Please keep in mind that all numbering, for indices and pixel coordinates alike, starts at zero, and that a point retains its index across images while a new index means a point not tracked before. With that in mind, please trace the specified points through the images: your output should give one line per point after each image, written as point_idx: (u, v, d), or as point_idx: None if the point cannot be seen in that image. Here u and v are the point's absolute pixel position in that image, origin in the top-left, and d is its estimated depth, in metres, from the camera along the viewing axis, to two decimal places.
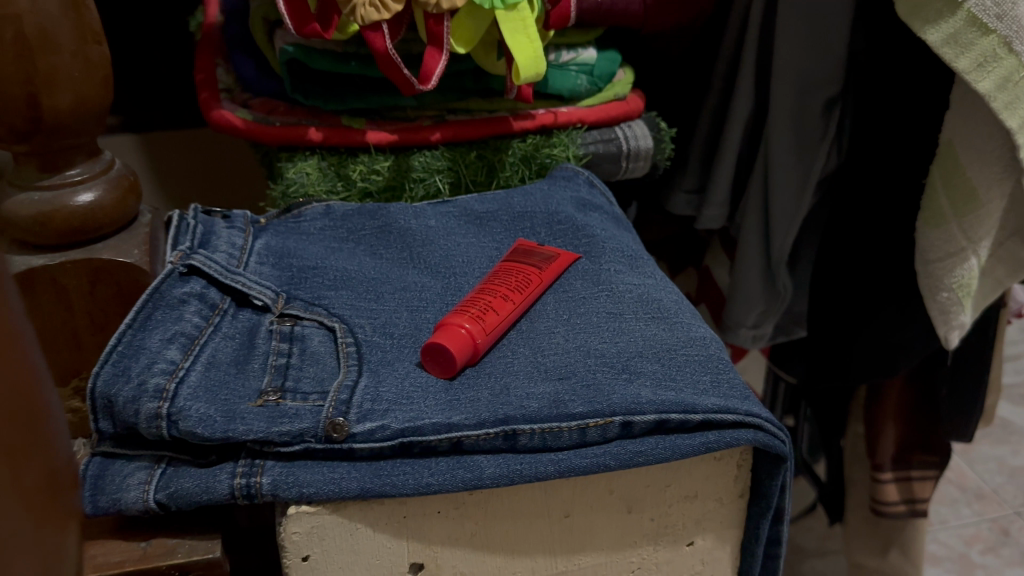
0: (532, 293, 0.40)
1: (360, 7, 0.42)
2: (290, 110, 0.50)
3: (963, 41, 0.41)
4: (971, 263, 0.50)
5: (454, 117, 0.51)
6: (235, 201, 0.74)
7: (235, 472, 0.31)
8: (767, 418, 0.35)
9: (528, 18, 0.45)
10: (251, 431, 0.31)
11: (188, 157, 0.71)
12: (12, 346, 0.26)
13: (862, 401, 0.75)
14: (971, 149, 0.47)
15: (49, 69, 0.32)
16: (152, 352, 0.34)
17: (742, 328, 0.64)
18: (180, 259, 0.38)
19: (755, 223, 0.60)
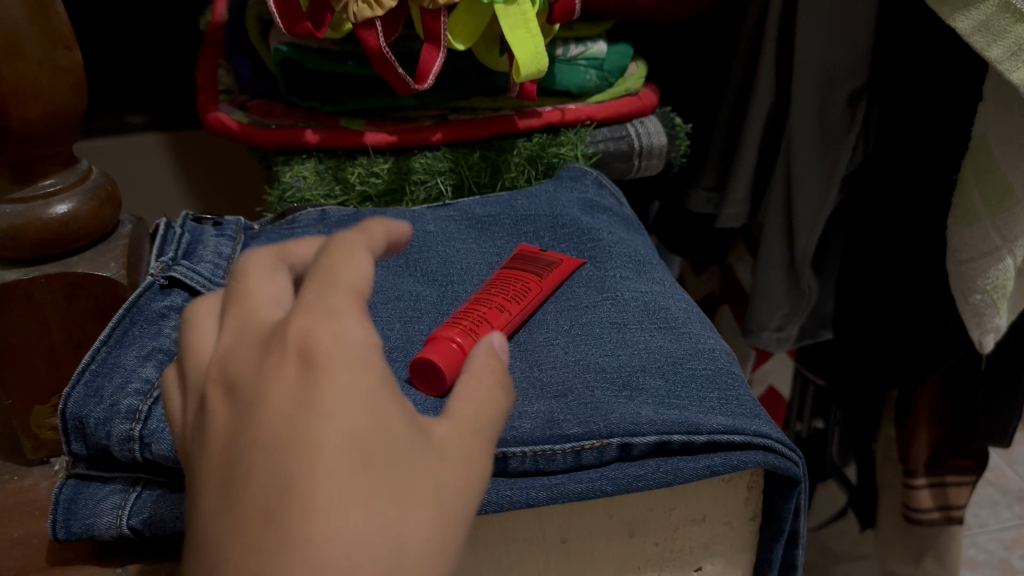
0: (530, 304, 0.38)
1: (353, 3, 0.40)
2: (286, 111, 0.49)
3: (995, 29, 0.39)
4: (1006, 263, 0.47)
5: (456, 116, 0.49)
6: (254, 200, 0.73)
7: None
8: (778, 439, 0.33)
9: (529, 12, 0.43)
10: None
11: (209, 157, 0.70)
12: None
13: (893, 404, 0.72)
14: (1006, 142, 0.44)
15: (15, 76, 0.30)
16: (126, 370, 0.32)
17: (765, 331, 0.62)
18: (161, 271, 0.36)
19: (776, 222, 0.57)
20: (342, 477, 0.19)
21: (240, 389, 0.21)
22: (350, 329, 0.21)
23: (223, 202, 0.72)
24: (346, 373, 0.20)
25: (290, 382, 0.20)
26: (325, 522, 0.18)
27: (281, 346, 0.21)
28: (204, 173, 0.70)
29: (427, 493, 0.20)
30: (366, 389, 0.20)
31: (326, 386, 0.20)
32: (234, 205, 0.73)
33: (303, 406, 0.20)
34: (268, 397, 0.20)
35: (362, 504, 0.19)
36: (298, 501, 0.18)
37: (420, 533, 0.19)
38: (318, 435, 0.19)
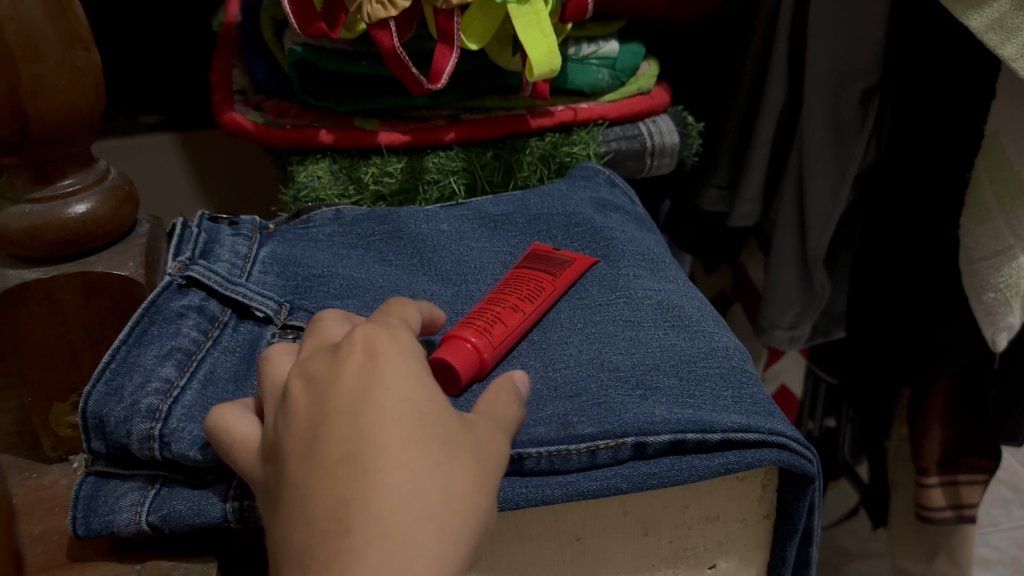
0: (542, 304, 0.38)
1: (367, 4, 0.41)
2: (301, 111, 0.49)
3: (1010, 26, 0.39)
4: (1020, 261, 0.47)
5: (469, 116, 0.49)
6: (266, 197, 0.74)
7: (228, 493, 0.31)
8: (792, 437, 0.33)
9: (542, 11, 0.43)
10: None
11: (221, 155, 0.71)
12: None
13: (906, 403, 0.72)
14: (1019, 140, 0.44)
15: (34, 78, 0.31)
16: (146, 369, 0.33)
17: (778, 330, 0.62)
18: (178, 271, 0.36)
19: (789, 221, 0.57)
20: (404, 429, 0.23)
21: (311, 379, 0.25)
22: (400, 337, 0.27)
23: (236, 199, 0.73)
24: (399, 360, 0.25)
25: (357, 367, 0.25)
26: (392, 461, 0.22)
27: (348, 346, 0.26)
28: (217, 172, 0.71)
29: (470, 450, 0.24)
30: (416, 373, 0.25)
31: (385, 369, 0.25)
32: (247, 201, 0.74)
33: (369, 381, 0.24)
34: (339, 376, 0.25)
35: (421, 453, 0.23)
36: (368, 447, 0.23)
37: (468, 478, 0.23)
38: (382, 399, 0.24)
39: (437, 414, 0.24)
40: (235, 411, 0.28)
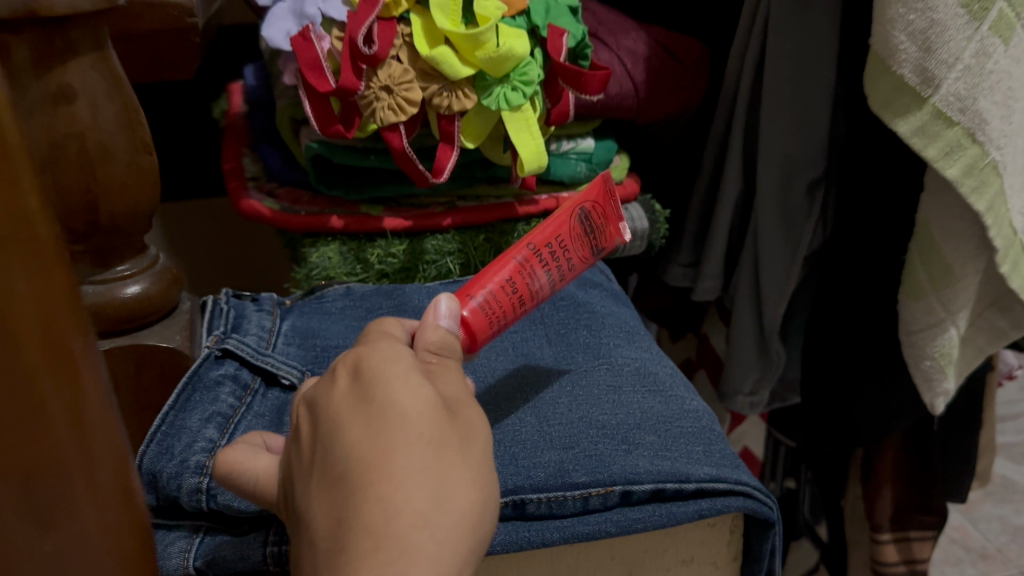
0: (545, 246, 0.39)
1: (380, 110, 0.47)
2: (313, 199, 0.54)
3: (931, 132, 0.46)
4: (951, 333, 0.54)
5: (463, 203, 0.55)
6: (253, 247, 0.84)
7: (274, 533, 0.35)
8: (755, 486, 0.38)
9: (531, 117, 0.49)
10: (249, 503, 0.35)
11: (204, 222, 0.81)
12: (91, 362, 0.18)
13: (858, 464, 0.78)
14: (945, 229, 0.51)
15: (107, 177, 0.36)
16: (193, 431, 0.37)
17: (739, 395, 0.68)
18: (215, 343, 0.41)
19: (747, 296, 0.64)
20: (386, 443, 0.27)
21: (314, 402, 0.31)
22: (382, 348, 0.31)
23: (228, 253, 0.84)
24: (380, 371, 0.30)
25: (344, 392, 0.30)
26: (375, 475, 0.26)
27: (341, 370, 0.31)
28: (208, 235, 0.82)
29: (455, 450, 0.28)
30: (405, 384, 0.29)
31: (368, 387, 0.29)
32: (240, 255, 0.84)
33: (357, 404, 0.29)
34: (333, 400, 0.29)
35: (408, 461, 0.26)
36: (360, 465, 0.26)
37: (454, 479, 0.27)
38: (368, 418, 0.28)
39: (419, 419, 0.28)
40: (247, 452, 0.32)
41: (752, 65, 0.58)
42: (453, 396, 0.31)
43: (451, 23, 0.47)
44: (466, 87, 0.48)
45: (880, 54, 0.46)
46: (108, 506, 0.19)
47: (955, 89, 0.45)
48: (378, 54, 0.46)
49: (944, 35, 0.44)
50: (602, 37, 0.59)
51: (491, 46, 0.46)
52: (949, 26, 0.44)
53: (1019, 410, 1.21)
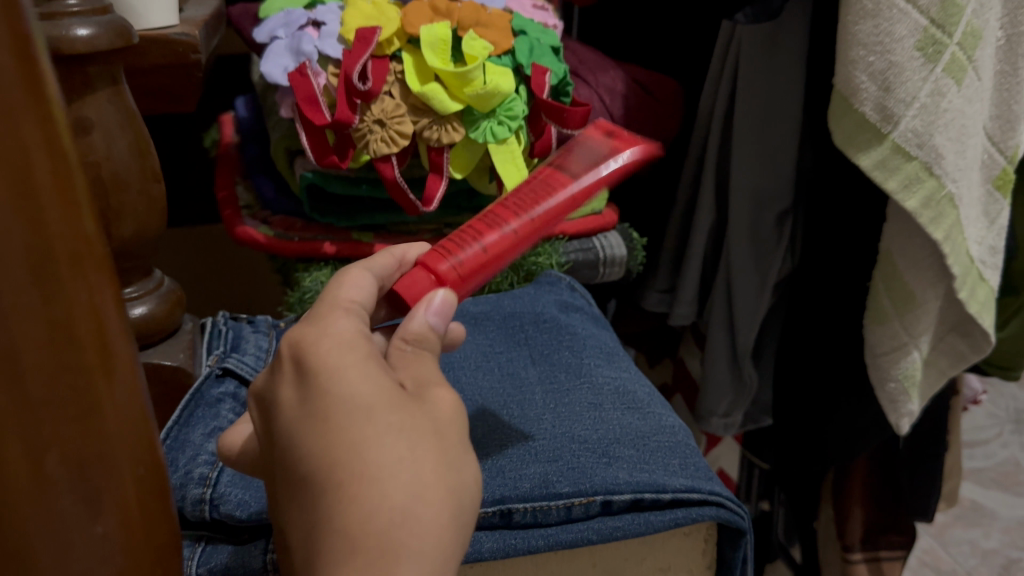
0: (553, 220, 0.40)
1: (374, 142, 0.49)
2: (306, 226, 0.57)
3: (891, 165, 0.49)
4: (914, 356, 0.57)
5: (450, 229, 0.57)
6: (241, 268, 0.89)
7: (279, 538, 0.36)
8: (728, 497, 0.40)
9: (517, 150, 0.52)
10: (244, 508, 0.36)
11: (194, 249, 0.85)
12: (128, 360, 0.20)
13: (830, 486, 0.80)
14: (906, 257, 0.54)
15: (119, 204, 0.38)
16: (196, 445, 0.39)
17: (714, 417, 0.70)
18: (216, 363, 0.44)
19: (720, 321, 0.66)
20: (350, 441, 0.26)
21: (271, 404, 0.30)
22: (330, 331, 0.30)
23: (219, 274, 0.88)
24: (329, 363, 0.29)
25: (294, 394, 0.29)
26: (346, 474, 0.26)
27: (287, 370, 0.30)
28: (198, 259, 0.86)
29: (428, 435, 0.27)
30: (362, 374, 0.28)
31: (316, 383, 0.28)
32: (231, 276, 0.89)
33: (310, 404, 0.28)
34: (288, 406, 0.29)
35: (380, 455, 0.26)
36: (331, 465, 0.26)
37: (428, 465, 0.26)
38: (326, 415, 0.27)
39: (382, 409, 0.27)
40: (246, 425, 0.35)
41: (724, 101, 0.61)
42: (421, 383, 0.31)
43: (441, 62, 0.50)
44: (455, 121, 0.50)
45: (842, 91, 0.49)
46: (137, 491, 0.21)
47: (912, 126, 0.49)
48: (371, 90, 0.49)
49: (902, 75, 0.47)
50: (583, 74, 0.62)
51: (479, 83, 0.49)
52: (906, 67, 0.47)
53: (988, 437, 1.24)
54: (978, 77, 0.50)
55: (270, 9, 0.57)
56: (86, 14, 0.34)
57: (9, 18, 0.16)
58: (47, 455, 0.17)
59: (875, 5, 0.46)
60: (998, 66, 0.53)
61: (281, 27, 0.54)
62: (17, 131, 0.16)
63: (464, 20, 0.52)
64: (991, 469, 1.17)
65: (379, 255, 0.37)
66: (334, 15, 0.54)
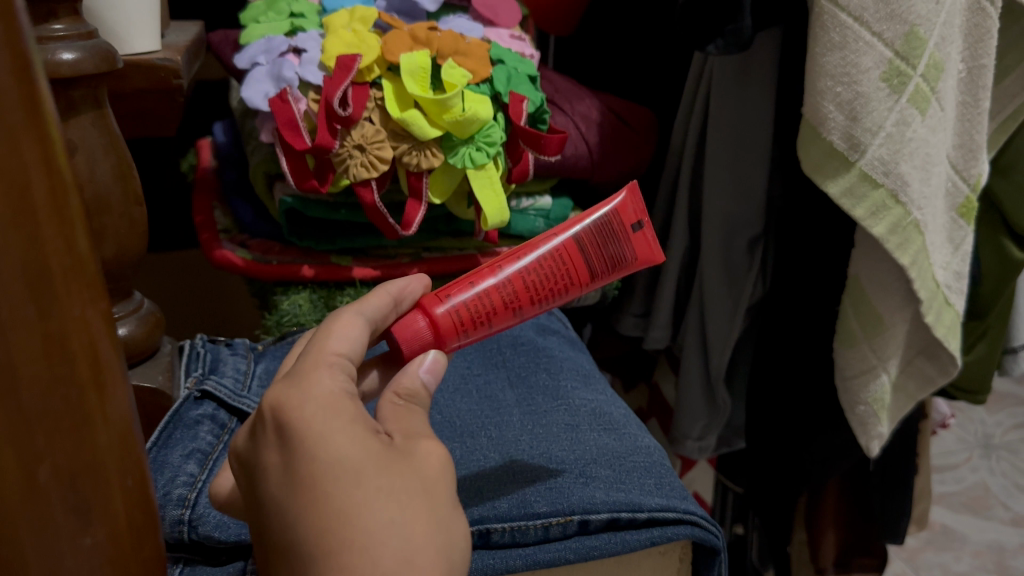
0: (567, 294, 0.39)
1: (353, 167, 0.50)
2: (284, 250, 0.57)
3: (858, 193, 0.51)
4: (882, 379, 0.58)
5: (429, 254, 0.59)
6: (220, 291, 0.89)
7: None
8: (702, 516, 0.41)
9: (494, 174, 0.53)
10: (233, 532, 0.36)
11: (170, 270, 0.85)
12: (120, 375, 0.21)
13: (803, 509, 0.81)
14: (874, 283, 0.56)
15: (101, 227, 0.38)
16: (174, 466, 0.39)
17: (689, 440, 0.71)
18: (195, 385, 0.44)
19: (694, 345, 0.67)
20: (341, 509, 0.27)
21: (249, 459, 0.30)
22: (315, 394, 0.30)
23: (195, 295, 0.88)
24: (310, 422, 0.29)
25: (276, 453, 0.29)
26: (336, 541, 0.27)
27: (264, 429, 0.30)
28: (173, 279, 0.86)
29: (415, 490, 0.29)
30: (350, 438, 0.29)
31: (300, 447, 0.29)
32: (210, 298, 0.88)
33: (295, 467, 0.28)
34: (272, 474, 0.29)
35: (371, 522, 0.27)
36: (321, 532, 0.27)
37: (417, 524, 0.28)
38: (312, 480, 0.28)
39: (371, 473, 0.28)
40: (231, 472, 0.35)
41: (696, 129, 0.63)
42: (407, 436, 0.31)
43: (421, 89, 0.51)
44: (434, 146, 0.51)
45: (810, 121, 0.50)
46: (133, 505, 0.21)
47: (879, 155, 0.50)
48: (352, 116, 0.49)
49: (868, 105, 0.49)
50: (559, 103, 0.63)
51: (457, 111, 0.50)
52: (872, 98, 0.49)
53: (957, 461, 1.25)
54: (940, 107, 0.52)
55: (250, 35, 0.58)
56: (72, 38, 0.35)
57: (8, 38, 0.16)
58: (40, 466, 0.18)
59: (842, 37, 0.48)
60: (960, 97, 0.54)
61: (262, 53, 0.54)
62: (16, 148, 0.16)
63: (444, 49, 0.53)
64: (960, 493, 1.18)
65: (374, 294, 0.36)
66: (314, 42, 0.55)
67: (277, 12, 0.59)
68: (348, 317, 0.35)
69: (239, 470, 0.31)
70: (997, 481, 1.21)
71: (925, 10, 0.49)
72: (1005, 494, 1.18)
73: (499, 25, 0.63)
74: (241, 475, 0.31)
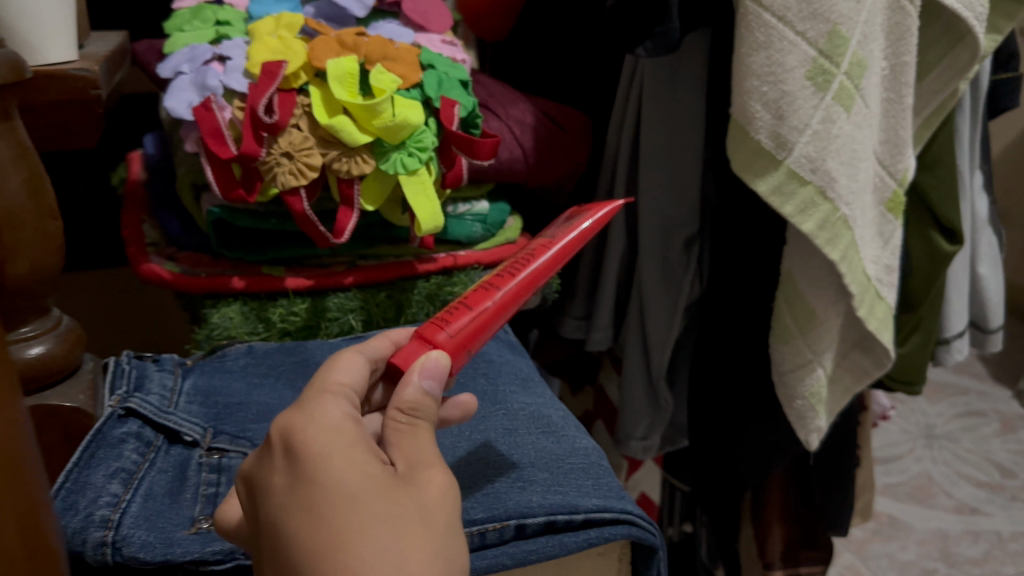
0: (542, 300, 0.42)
1: (282, 174, 0.49)
2: (212, 262, 0.56)
3: (787, 190, 0.51)
4: (817, 373, 0.59)
5: (364, 262, 0.58)
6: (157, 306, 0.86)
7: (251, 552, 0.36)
8: (639, 514, 0.41)
9: (427, 181, 0.52)
10: (188, 553, 0.35)
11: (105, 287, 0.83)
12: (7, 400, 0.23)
13: (748, 504, 0.82)
14: (806, 278, 0.57)
15: (14, 242, 0.37)
16: (96, 487, 0.37)
17: (633, 440, 0.71)
18: (118, 403, 0.42)
19: (634, 346, 0.68)
20: (337, 533, 0.28)
21: (256, 481, 0.31)
22: (318, 418, 0.31)
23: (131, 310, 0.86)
24: (311, 448, 0.30)
25: (281, 475, 0.30)
26: (331, 563, 0.27)
27: (272, 452, 0.31)
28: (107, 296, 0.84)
29: (412, 517, 0.29)
30: (350, 464, 0.30)
31: (303, 469, 0.30)
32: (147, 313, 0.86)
33: (297, 489, 0.30)
34: (274, 493, 0.30)
35: (365, 550, 0.27)
36: (316, 555, 0.28)
37: (415, 549, 0.28)
38: (312, 503, 0.29)
39: (369, 497, 0.29)
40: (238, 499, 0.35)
41: (630, 130, 0.63)
42: (412, 460, 0.32)
43: (349, 95, 0.50)
44: (364, 153, 0.50)
45: (738, 121, 0.51)
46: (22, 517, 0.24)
47: (806, 152, 0.51)
48: (279, 123, 0.49)
49: (794, 104, 0.50)
50: (493, 108, 0.63)
51: (388, 116, 0.50)
52: (798, 96, 0.50)
53: (901, 452, 1.28)
54: (865, 104, 0.53)
55: (174, 43, 0.56)
56: None
57: None
58: None
59: (767, 37, 0.48)
60: (884, 94, 0.56)
61: (186, 62, 0.53)
62: None
63: (373, 54, 0.53)
64: (905, 483, 1.21)
65: (375, 340, 0.39)
66: (240, 49, 0.54)
67: (202, 20, 0.58)
68: (354, 353, 0.36)
69: (245, 492, 0.32)
70: (940, 470, 1.23)
71: (846, 9, 0.49)
72: (948, 483, 1.20)
73: (431, 30, 0.63)
74: (248, 491, 0.32)
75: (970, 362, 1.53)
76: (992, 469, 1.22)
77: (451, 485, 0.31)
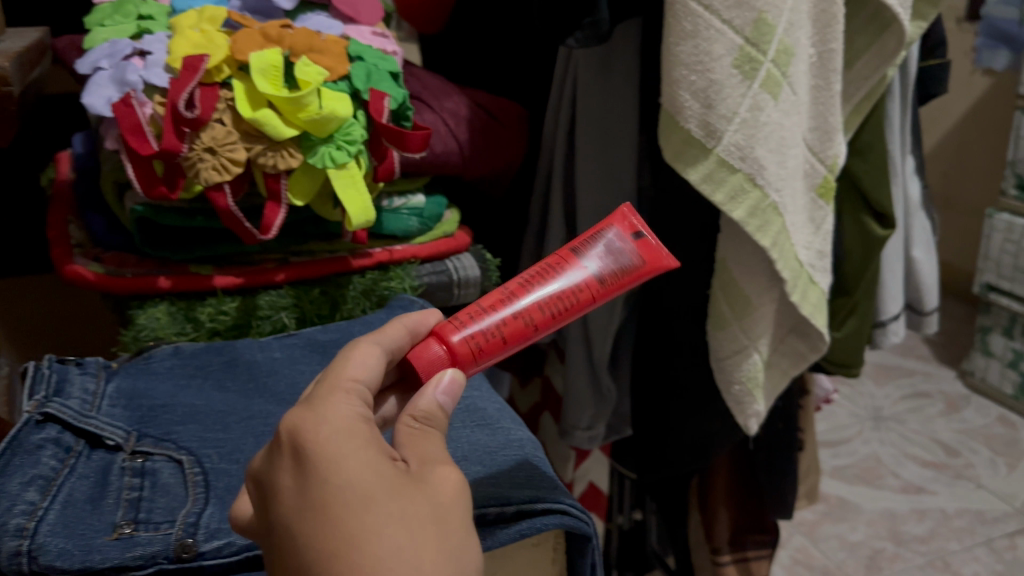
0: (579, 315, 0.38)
1: (204, 170, 0.48)
2: (139, 262, 0.55)
3: (717, 178, 0.52)
4: (753, 358, 0.60)
5: (296, 259, 0.57)
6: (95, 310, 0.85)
7: (173, 555, 0.36)
8: (571, 504, 0.41)
9: (357, 174, 0.52)
10: (107, 560, 0.35)
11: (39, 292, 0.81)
12: None
13: (695, 491, 0.83)
14: (741, 265, 0.57)
15: None
16: (12, 495, 0.36)
17: (577, 430, 0.71)
18: (36, 408, 0.41)
19: (576, 336, 0.68)
20: (354, 535, 0.27)
21: (264, 482, 0.30)
22: (331, 416, 0.30)
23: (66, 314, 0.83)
24: (323, 448, 0.29)
25: (291, 476, 0.29)
26: (347, 566, 0.26)
27: (282, 451, 0.30)
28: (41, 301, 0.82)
29: (427, 517, 0.28)
30: (364, 464, 0.28)
31: (313, 470, 0.29)
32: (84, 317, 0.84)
33: (309, 491, 0.28)
34: (283, 495, 0.29)
35: (382, 552, 0.26)
36: (331, 558, 0.27)
37: (432, 550, 0.27)
38: (324, 505, 0.28)
39: (383, 497, 0.28)
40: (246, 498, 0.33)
41: (566, 121, 0.63)
42: (424, 461, 0.31)
43: (273, 88, 0.49)
44: (291, 147, 0.50)
45: (668, 110, 0.51)
46: None
47: (735, 140, 0.51)
48: (200, 116, 0.48)
49: (721, 92, 0.50)
50: (426, 100, 0.62)
51: (314, 108, 0.49)
52: (725, 84, 0.50)
53: (848, 435, 1.30)
54: (793, 91, 0.53)
55: (94, 39, 0.55)
56: None
57: None
58: None
59: (693, 26, 0.49)
60: (812, 81, 0.56)
61: (105, 58, 0.52)
62: None
63: (297, 46, 0.52)
64: (853, 465, 1.23)
65: (391, 325, 0.36)
66: (161, 43, 0.52)
67: (123, 14, 0.57)
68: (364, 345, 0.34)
69: (252, 492, 0.31)
70: (887, 451, 1.26)
71: None
72: (895, 463, 1.23)
73: (361, 21, 0.62)
74: (257, 491, 0.31)
75: (915, 345, 1.56)
76: (937, 448, 1.25)
77: (461, 484, 0.30)
